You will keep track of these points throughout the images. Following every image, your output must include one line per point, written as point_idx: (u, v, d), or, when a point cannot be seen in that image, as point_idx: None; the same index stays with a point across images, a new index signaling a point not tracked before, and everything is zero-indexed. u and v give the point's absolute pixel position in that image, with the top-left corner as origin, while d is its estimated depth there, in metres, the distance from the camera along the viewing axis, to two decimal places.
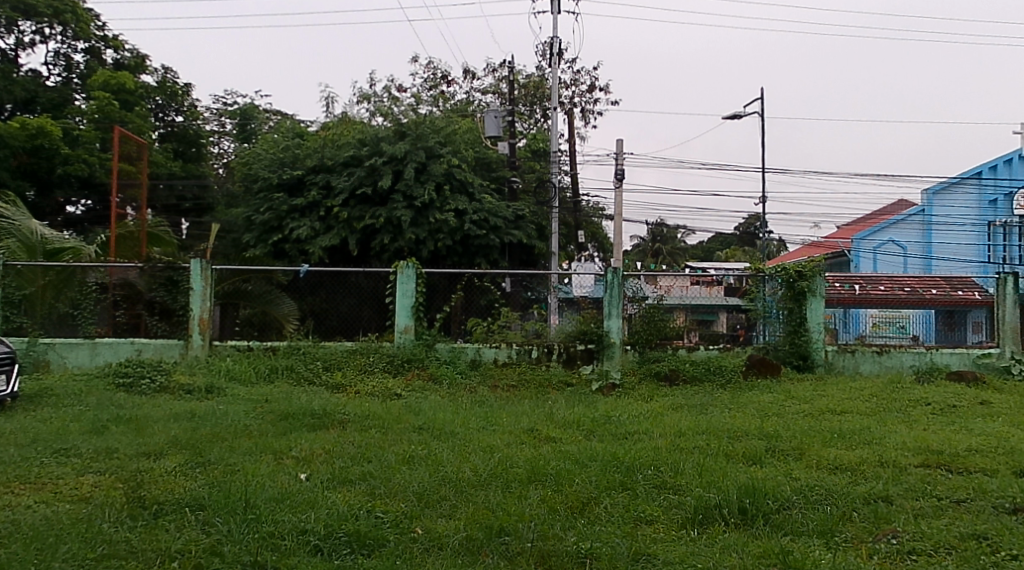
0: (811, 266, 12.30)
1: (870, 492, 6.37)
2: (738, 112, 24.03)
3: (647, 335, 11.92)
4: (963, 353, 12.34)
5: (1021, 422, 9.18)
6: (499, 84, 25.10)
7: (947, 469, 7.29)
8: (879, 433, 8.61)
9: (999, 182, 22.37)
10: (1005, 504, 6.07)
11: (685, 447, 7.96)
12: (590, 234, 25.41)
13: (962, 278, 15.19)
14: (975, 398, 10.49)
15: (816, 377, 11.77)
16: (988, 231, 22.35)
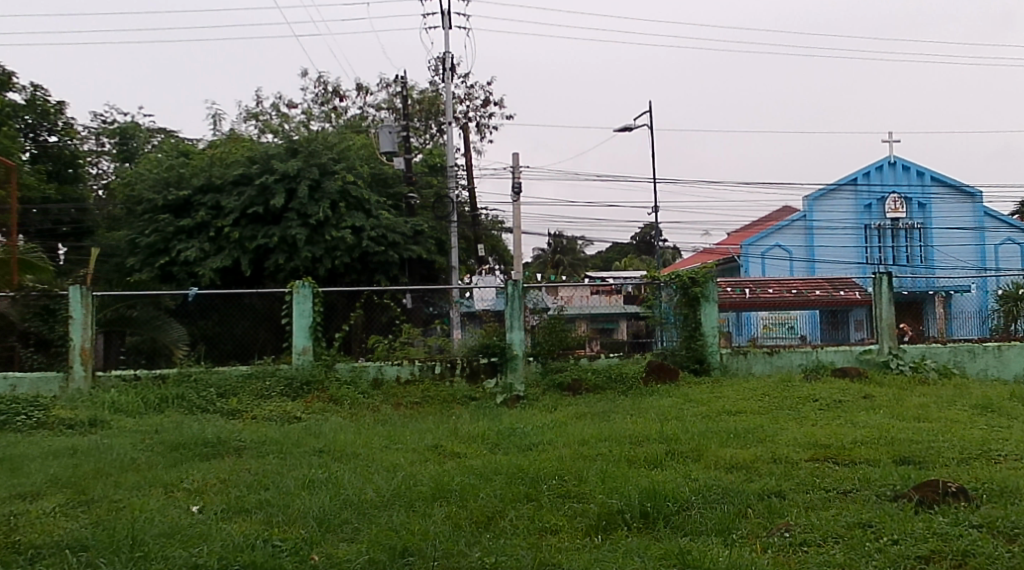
0: (703, 272, 12.69)
1: (764, 488, 6.59)
2: (629, 125, 24.63)
3: (549, 345, 12.12)
4: (847, 350, 12.94)
5: (902, 413, 9.69)
6: (392, 99, 25.01)
7: (834, 461, 7.63)
8: (772, 431, 8.91)
9: (872, 189, 24.46)
10: (888, 492, 6.39)
11: (588, 455, 8.06)
12: (490, 248, 25.54)
13: (842, 279, 15.99)
14: (860, 393, 10.99)
15: (712, 380, 12.09)
16: (867, 234, 24.49)
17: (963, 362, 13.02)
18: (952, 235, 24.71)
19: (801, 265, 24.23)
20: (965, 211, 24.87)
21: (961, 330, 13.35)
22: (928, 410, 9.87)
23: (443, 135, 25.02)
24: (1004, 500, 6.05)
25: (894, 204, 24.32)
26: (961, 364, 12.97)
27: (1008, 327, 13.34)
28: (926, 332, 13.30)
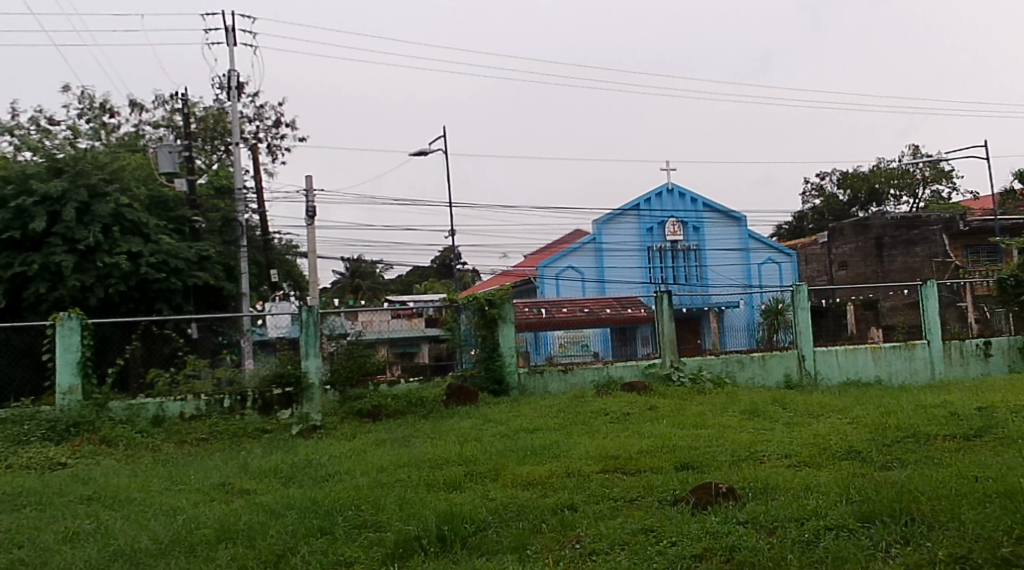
0: (500, 293, 12.95)
1: (558, 502, 6.77)
2: (423, 149, 24.77)
3: (347, 372, 11.87)
4: (634, 365, 13.65)
5: (683, 422, 10.32)
6: (172, 117, 23.75)
7: (622, 471, 7.98)
8: (567, 446, 9.20)
9: (653, 213, 26.08)
10: (668, 496, 6.77)
11: (385, 483, 7.95)
12: (285, 273, 24.78)
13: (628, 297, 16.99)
14: (646, 405, 11.61)
15: (510, 399, 12.36)
16: (650, 255, 26.02)
17: (734, 372, 14.07)
18: (723, 255, 26.80)
19: (593, 285, 25.10)
20: (733, 234, 27.05)
21: (734, 342, 14.35)
22: (704, 417, 10.60)
23: (229, 156, 24.09)
24: (766, 496, 6.57)
25: (673, 228, 26.18)
26: (733, 374, 14.03)
27: (770, 337, 14.54)
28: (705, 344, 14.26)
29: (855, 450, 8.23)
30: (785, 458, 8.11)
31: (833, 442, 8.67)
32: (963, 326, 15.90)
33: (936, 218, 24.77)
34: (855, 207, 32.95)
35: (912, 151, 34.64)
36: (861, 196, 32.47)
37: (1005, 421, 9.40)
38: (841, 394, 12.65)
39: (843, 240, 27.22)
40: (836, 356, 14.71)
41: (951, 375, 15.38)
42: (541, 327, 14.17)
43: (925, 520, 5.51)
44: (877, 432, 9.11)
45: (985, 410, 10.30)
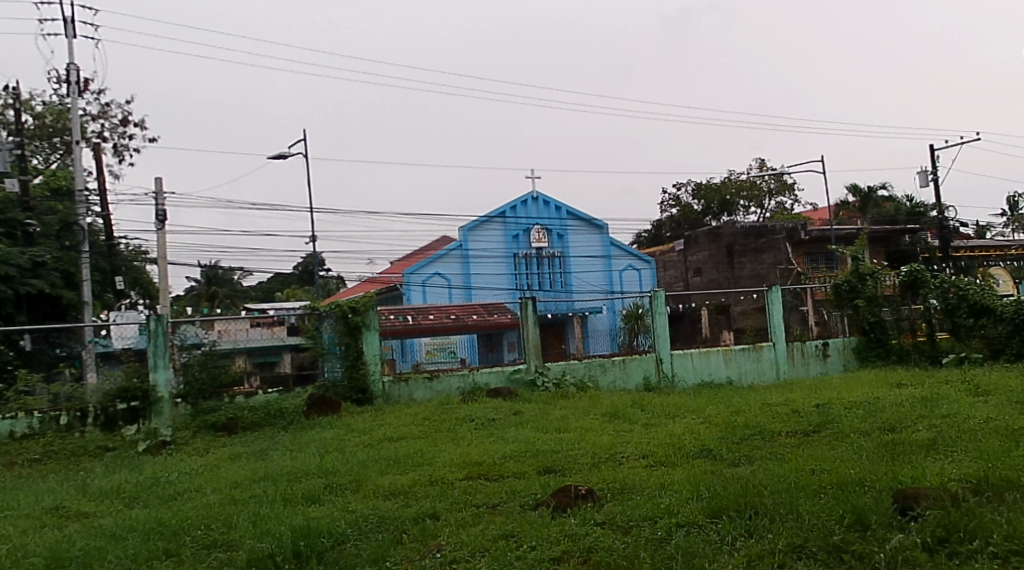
0: (363, 301, 12.81)
1: (420, 511, 6.68)
2: (282, 152, 24.08)
3: (201, 384, 11.40)
4: (499, 371, 13.64)
5: (547, 426, 10.42)
6: (4, 112, 22.12)
7: (485, 477, 7.96)
8: (432, 454, 9.11)
9: (519, 220, 26.30)
10: (529, 501, 6.80)
11: (239, 499, 7.63)
12: (133, 281, 23.52)
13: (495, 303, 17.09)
14: (510, 410, 11.64)
15: (374, 408, 12.14)
16: (516, 262, 26.23)
17: (596, 375, 14.35)
18: (586, 262, 27.35)
19: (459, 292, 25.01)
20: (595, 241, 27.63)
21: (596, 346, 14.66)
22: (567, 421, 10.74)
23: (70, 155, 22.68)
24: (623, 496, 6.70)
25: (538, 235, 26.46)
26: (595, 378, 14.31)
27: (631, 342, 14.86)
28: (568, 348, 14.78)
29: (707, 448, 8.53)
30: (642, 459, 8.32)
31: (686, 441, 8.95)
32: (804, 328, 16.72)
33: (780, 225, 25.99)
34: (708, 216, 34.29)
35: (759, 163, 36.39)
36: (714, 206, 33.88)
37: (841, 416, 9.99)
38: (695, 395, 13.10)
39: (697, 248, 28.75)
40: (691, 357, 15.23)
41: (794, 374, 16.25)
42: (406, 337, 14.09)
43: (768, 512, 5.75)
44: (728, 431, 9.50)
45: (824, 406, 10.92)
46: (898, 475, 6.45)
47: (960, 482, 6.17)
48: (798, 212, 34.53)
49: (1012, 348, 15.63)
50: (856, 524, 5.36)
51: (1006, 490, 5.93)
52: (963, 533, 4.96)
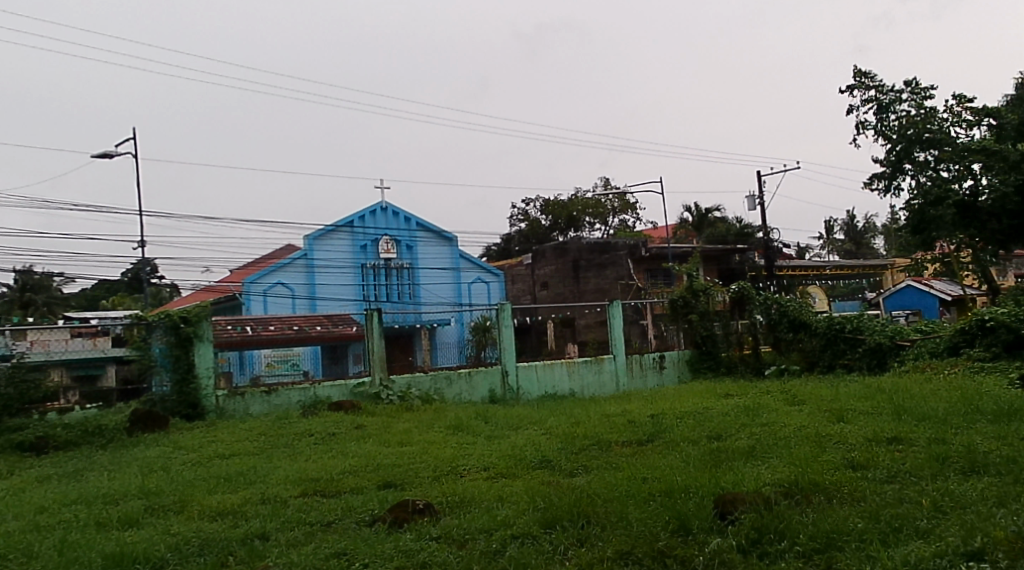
0: (196, 311, 12.17)
1: (248, 532, 6.34)
2: (108, 151, 22.60)
3: (8, 400, 10.62)
4: (342, 384, 13.18)
5: (389, 440, 10.21)
6: None
7: (321, 494, 7.66)
8: (265, 471, 8.71)
9: (367, 230, 25.89)
10: (365, 517, 6.59)
11: (47, 525, 7.00)
12: None
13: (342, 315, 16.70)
14: (352, 424, 11.32)
15: (206, 424, 11.46)
16: (363, 273, 25.69)
17: (442, 388, 14.15)
18: (434, 274, 27.17)
19: (303, 302, 24.18)
20: (444, 253, 27.54)
21: (444, 358, 14.51)
22: (410, 434, 10.56)
23: None
24: (461, 509, 6.60)
25: (386, 245, 26.13)
26: (440, 391, 14.10)
27: (480, 354, 14.88)
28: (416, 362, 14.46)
29: (547, 459, 8.60)
30: (483, 471, 8.27)
31: (527, 453, 8.98)
32: (643, 342, 17.39)
33: (623, 242, 26.98)
34: (556, 231, 34.94)
35: (603, 181, 37.46)
36: (561, 222, 34.56)
37: (674, 426, 10.36)
38: (538, 407, 13.21)
39: (545, 262, 29.07)
40: (536, 369, 15.40)
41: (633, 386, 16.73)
42: (246, 346, 13.27)
43: (599, 521, 5.83)
44: (567, 441, 9.63)
45: (658, 417, 11.28)
46: (719, 481, 6.73)
47: (773, 486, 6.50)
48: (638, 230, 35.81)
49: (826, 360, 16.71)
50: (680, 529, 5.51)
51: (814, 493, 6.28)
52: (773, 535, 5.20)
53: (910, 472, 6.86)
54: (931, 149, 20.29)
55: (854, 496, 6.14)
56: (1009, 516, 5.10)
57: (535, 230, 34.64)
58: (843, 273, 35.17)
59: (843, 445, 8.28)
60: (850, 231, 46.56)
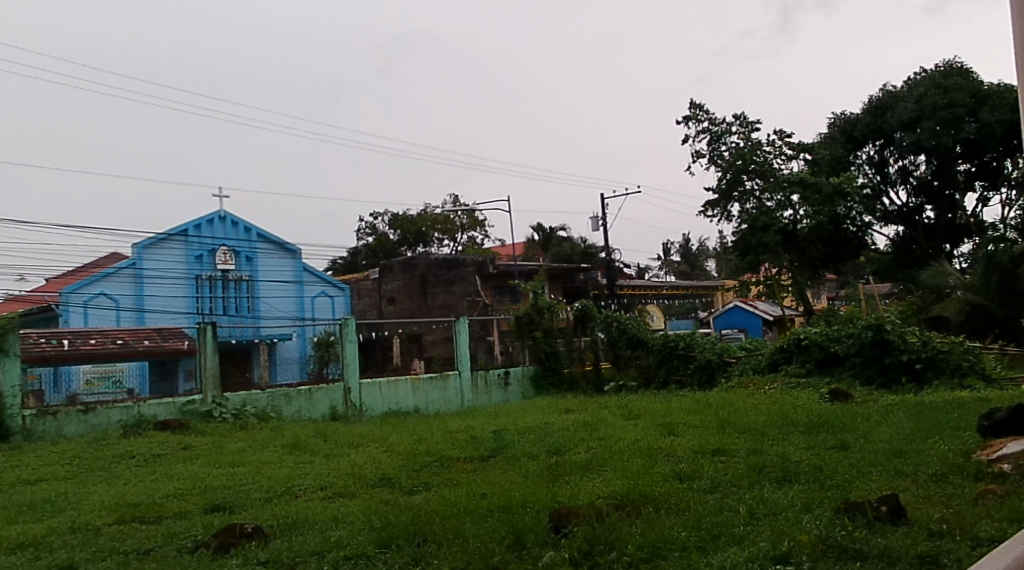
0: (3, 324, 11.36)
1: (53, 564, 5.85)
2: None
3: None
4: (170, 402, 12.42)
5: (219, 461, 9.73)
6: None
7: (140, 520, 7.18)
8: (78, 497, 8.10)
9: (203, 240, 24.69)
10: (188, 544, 6.23)
11: None
12: None
13: (173, 329, 15.85)
14: (179, 444, 10.72)
15: (11, 447, 10.53)
16: (197, 284, 24.36)
17: (279, 406, 13.58)
18: (275, 288, 26.21)
19: (127, 314, 22.83)
20: (286, 266, 26.70)
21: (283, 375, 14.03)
22: (242, 454, 10.11)
23: None
24: (293, 531, 6.36)
25: (224, 256, 24.91)
26: (278, 408, 13.52)
27: (321, 370, 14.48)
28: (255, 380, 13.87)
29: (386, 477, 8.44)
30: (320, 491, 8.03)
31: (366, 471, 8.80)
32: (488, 358, 17.49)
33: (471, 259, 27.17)
34: (403, 246, 34.35)
35: (452, 198, 37.44)
36: (410, 237, 34.15)
37: (514, 442, 10.43)
38: (379, 424, 12.98)
39: (392, 277, 28.47)
40: (379, 387, 15.06)
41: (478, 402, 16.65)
42: (62, 361, 12.42)
43: (435, 539, 5.76)
44: (408, 458, 9.51)
45: (499, 433, 11.34)
46: (555, 496, 6.82)
47: (605, 498, 6.66)
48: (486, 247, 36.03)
49: (660, 376, 17.43)
50: (515, 544, 5.52)
51: (643, 504, 6.48)
52: (603, 546, 5.30)
53: (731, 482, 7.20)
54: (756, 178, 21.52)
55: (679, 506, 6.38)
56: (814, 521, 5.43)
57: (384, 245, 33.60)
58: (679, 292, 36.79)
59: (672, 457, 8.61)
60: (685, 253, 48.75)
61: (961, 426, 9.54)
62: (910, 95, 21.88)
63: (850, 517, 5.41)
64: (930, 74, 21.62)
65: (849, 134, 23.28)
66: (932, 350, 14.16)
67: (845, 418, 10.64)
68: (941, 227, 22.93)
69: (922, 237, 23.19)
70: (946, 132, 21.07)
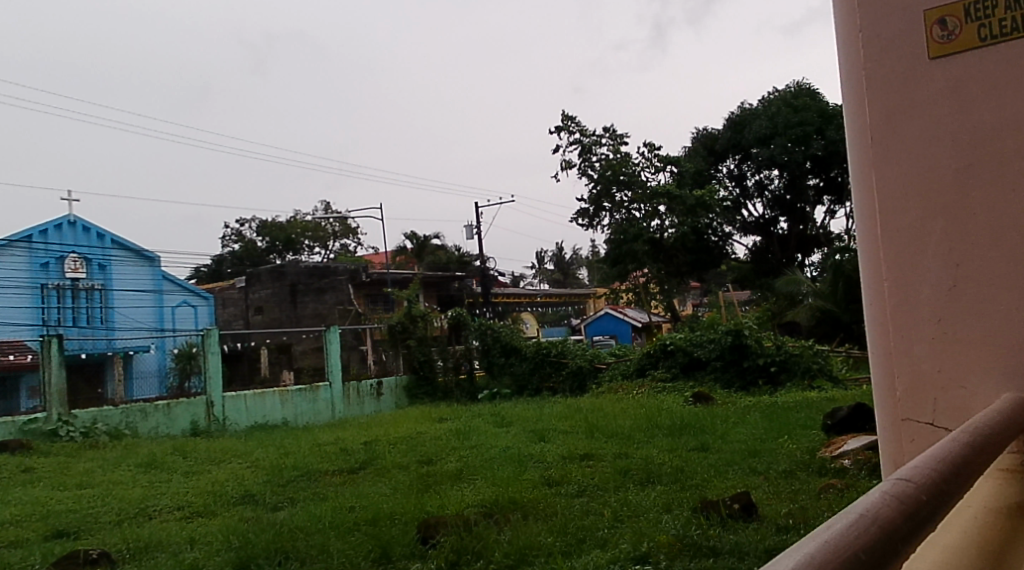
0: None
1: None
2: None
3: None
4: (9, 421, 11.56)
5: (64, 483, 9.16)
6: None
7: None
8: None
9: (49, 247, 23.10)
10: None
11: None
12: None
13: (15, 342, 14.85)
14: (19, 467, 10.03)
15: None
16: (44, 294, 22.59)
17: (134, 423, 12.82)
18: (131, 297, 24.89)
19: None
20: (143, 274, 25.50)
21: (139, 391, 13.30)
22: (91, 475, 9.55)
23: None
24: (143, 556, 6.05)
25: (73, 263, 23.44)
26: (132, 425, 12.76)
27: (182, 385, 14.01)
28: (108, 397, 13.13)
29: (250, 494, 8.17)
30: (177, 511, 7.68)
31: (228, 488, 8.48)
32: (361, 368, 17.23)
33: (343, 267, 26.72)
34: (272, 254, 33.20)
35: (325, 203, 36.71)
36: (279, 243, 33.07)
37: (385, 453, 10.30)
38: (244, 439, 12.56)
39: (260, 286, 27.31)
40: (245, 400, 14.48)
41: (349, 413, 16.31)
42: None
43: (298, 556, 5.61)
44: (274, 473, 9.24)
45: (369, 444, 11.18)
46: (424, 506, 6.78)
47: (475, 507, 6.67)
48: (359, 254, 35.50)
49: (533, 383, 17.64)
50: (381, 558, 5.45)
51: (511, 511, 6.53)
52: (470, 555, 5.31)
53: (597, 486, 7.36)
54: (626, 190, 22.02)
55: (547, 511, 6.47)
56: (673, 521, 5.62)
57: (251, 251, 32.30)
58: (553, 300, 37.36)
59: (541, 463, 8.72)
60: (558, 262, 49.57)
61: (808, 424, 10.11)
62: (765, 113, 23.03)
63: (705, 515, 5.64)
64: (782, 94, 23.13)
65: (710, 148, 24.37)
66: (785, 353, 14.90)
67: (705, 420, 11.08)
68: (793, 238, 24.14)
69: (777, 247, 24.29)
70: (798, 148, 22.24)
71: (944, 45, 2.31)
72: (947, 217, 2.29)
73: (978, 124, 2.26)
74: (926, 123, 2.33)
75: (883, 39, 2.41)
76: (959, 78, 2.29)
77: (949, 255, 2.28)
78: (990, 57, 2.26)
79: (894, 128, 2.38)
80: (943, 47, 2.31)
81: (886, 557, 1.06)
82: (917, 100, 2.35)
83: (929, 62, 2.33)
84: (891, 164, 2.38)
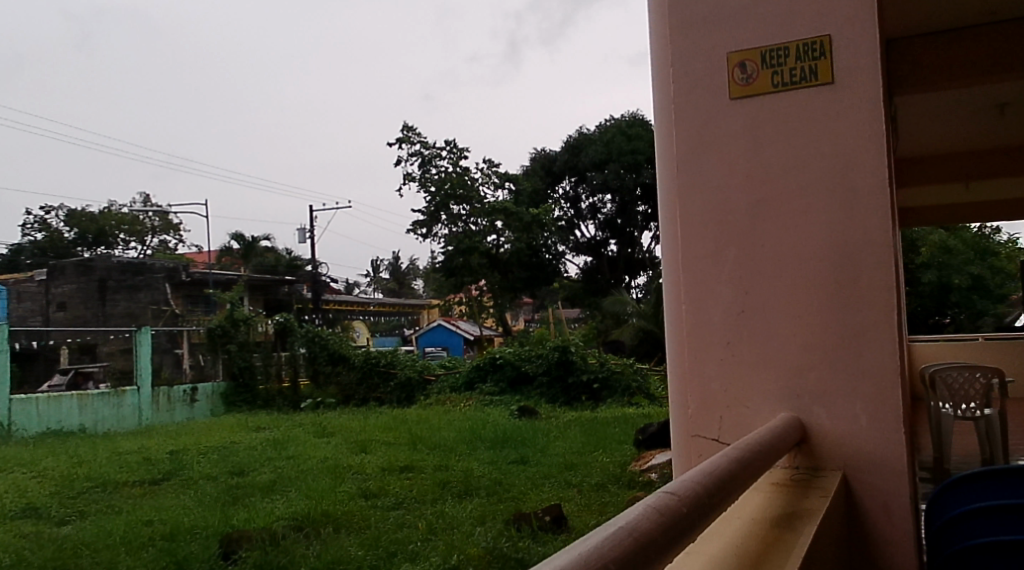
0: None
1: None
2: None
3: None
4: None
5: None
6: None
7: None
8: None
9: None
10: None
11: None
12: None
13: None
14: None
15: None
16: None
17: None
18: None
19: None
20: None
21: None
22: None
23: None
24: None
25: None
26: None
27: None
28: None
29: (33, 507, 7.53)
30: None
31: (10, 500, 7.79)
32: (175, 373, 16.40)
33: (161, 265, 25.52)
34: (81, 246, 30.48)
35: (144, 196, 34.70)
36: (90, 236, 30.71)
37: (193, 463, 9.80)
38: (34, 446, 11.59)
39: (63, 279, 25.06)
40: (37, 404, 13.40)
41: (157, 420, 15.43)
42: None
43: None
44: (64, 484, 8.58)
45: (176, 454, 10.60)
46: (229, 520, 6.48)
47: (284, 520, 6.44)
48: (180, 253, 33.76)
49: (360, 393, 17.35)
50: None
51: (322, 524, 6.37)
52: None
53: (414, 498, 7.30)
54: (464, 204, 22.32)
55: (360, 525, 6.36)
56: (484, 533, 5.65)
57: (55, 242, 28.97)
58: (385, 310, 37.07)
59: (360, 475, 8.57)
60: (394, 269, 49.29)
61: (624, 440, 10.50)
62: (601, 139, 24.12)
63: (517, 527, 5.72)
64: (617, 122, 24.47)
65: (548, 169, 25.01)
66: (607, 370, 15.45)
67: (527, 433, 11.29)
68: (621, 260, 24.67)
69: (606, 268, 24.67)
70: (629, 175, 23.49)
71: (744, 87, 2.47)
72: (739, 246, 2.44)
73: (768, 162, 2.42)
74: (725, 156, 2.48)
75: (692, 75, 2.55)
76: (757, 118, 2.45)
77: (739, 282, 2.43)
78: (783, 102, 2.43)
79: (696, 159, 2.51)
80: (744, 89, 2.46)
81: (640, 569, 1.11)
82: (717, 136, 2.50)
83: (731, 102, 2.48)
84: (693, 195, 2.51)
